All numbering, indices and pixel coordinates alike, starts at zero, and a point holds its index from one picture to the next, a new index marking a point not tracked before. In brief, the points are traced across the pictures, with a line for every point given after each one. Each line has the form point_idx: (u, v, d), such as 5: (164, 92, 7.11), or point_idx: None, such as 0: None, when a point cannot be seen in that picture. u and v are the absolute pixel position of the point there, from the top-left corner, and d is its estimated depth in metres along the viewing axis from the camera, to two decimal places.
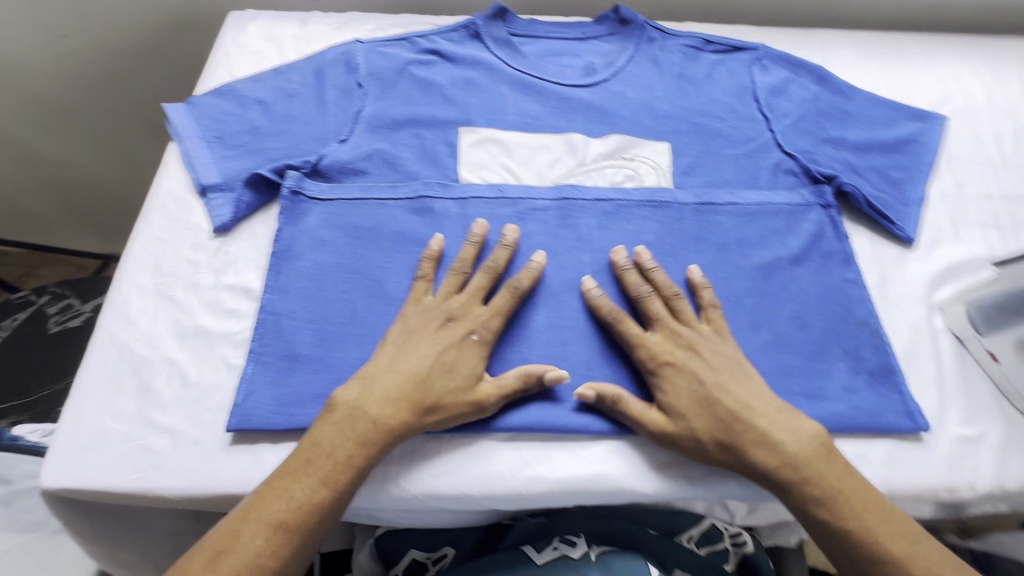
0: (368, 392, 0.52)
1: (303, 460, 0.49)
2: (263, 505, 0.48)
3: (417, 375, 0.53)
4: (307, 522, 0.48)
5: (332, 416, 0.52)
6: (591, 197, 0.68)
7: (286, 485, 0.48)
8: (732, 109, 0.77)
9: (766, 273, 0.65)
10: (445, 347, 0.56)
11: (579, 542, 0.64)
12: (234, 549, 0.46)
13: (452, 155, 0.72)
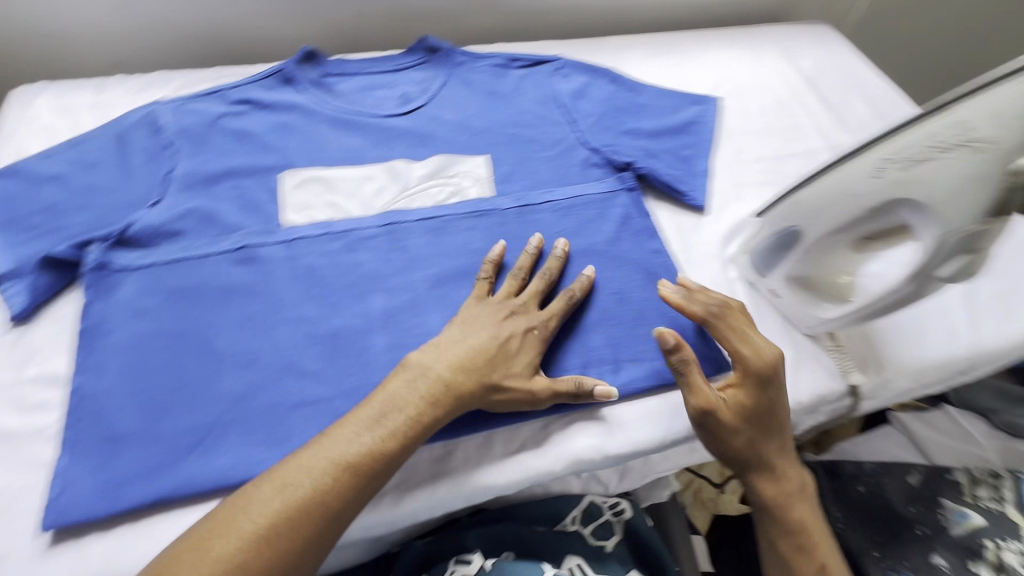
0: (453, 366, 0.57)
1: (377, 411, 0.52)
2: (334, 444, 0.50)
3: (484, 352, 0.58)
4: (371, 470, 0.50)
5: (412, 387, 0.54)
6: (418, 217, 0.72)
7: (360, 431, 0.51)
8: (538, 119, 0.85)
9: (585, 258, 0.72)
10: (507, 331, 0.60)
11: (474, 558, 0.64)
12: (301, 481, 0.48)
13: (276, 201, 0.73)
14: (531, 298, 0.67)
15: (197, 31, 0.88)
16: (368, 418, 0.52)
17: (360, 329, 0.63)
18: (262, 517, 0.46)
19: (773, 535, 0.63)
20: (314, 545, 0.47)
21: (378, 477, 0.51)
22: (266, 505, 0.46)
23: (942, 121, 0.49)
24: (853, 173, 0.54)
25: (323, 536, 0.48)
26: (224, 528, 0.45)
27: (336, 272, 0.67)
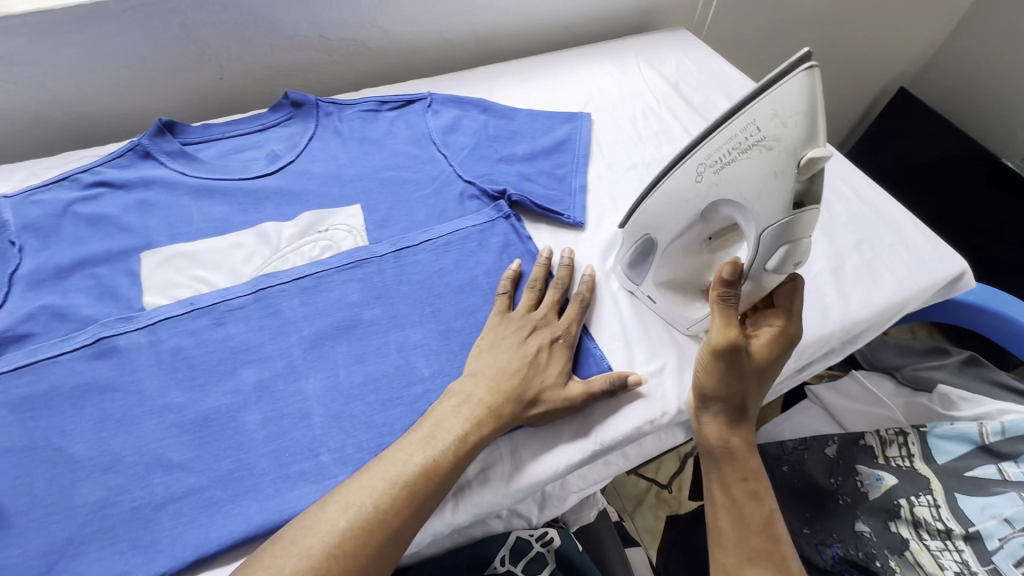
0: (490, 374, 0.60)
1: (427, 433, 0.55)
2: (394, 462, 0.53)
3: (524, 368, 0.61)
4: (425, 488, 0.53)
5: (459, 411, 0.57)
6: (289, 278, 0.69)
7: (415, 451, 0.54)
8: (412, 158, 0.85)
9: (466, 292, 0.71)
10: (523, 348, 0.63)
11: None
12: (359, 499, 0.51)
13: (136, 285, 0.69)
14: (413, 343, 0.66)
15: (42, 117, 0.84)
16: (420, 439, 0.55)
17: (232, 407, 0.60)
18: (337, 536, 0.49)
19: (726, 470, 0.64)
20: (371, 569, 0.49)
21: (418, 508, 0.52)
22: (333, 523, 0.49)
23: (739, 122, 0.53)
24: (679, 181, 0.60)
25: (381, 557, 0.50)
26: (282, 552, 0.48)
27: (204, 351, 0.64)
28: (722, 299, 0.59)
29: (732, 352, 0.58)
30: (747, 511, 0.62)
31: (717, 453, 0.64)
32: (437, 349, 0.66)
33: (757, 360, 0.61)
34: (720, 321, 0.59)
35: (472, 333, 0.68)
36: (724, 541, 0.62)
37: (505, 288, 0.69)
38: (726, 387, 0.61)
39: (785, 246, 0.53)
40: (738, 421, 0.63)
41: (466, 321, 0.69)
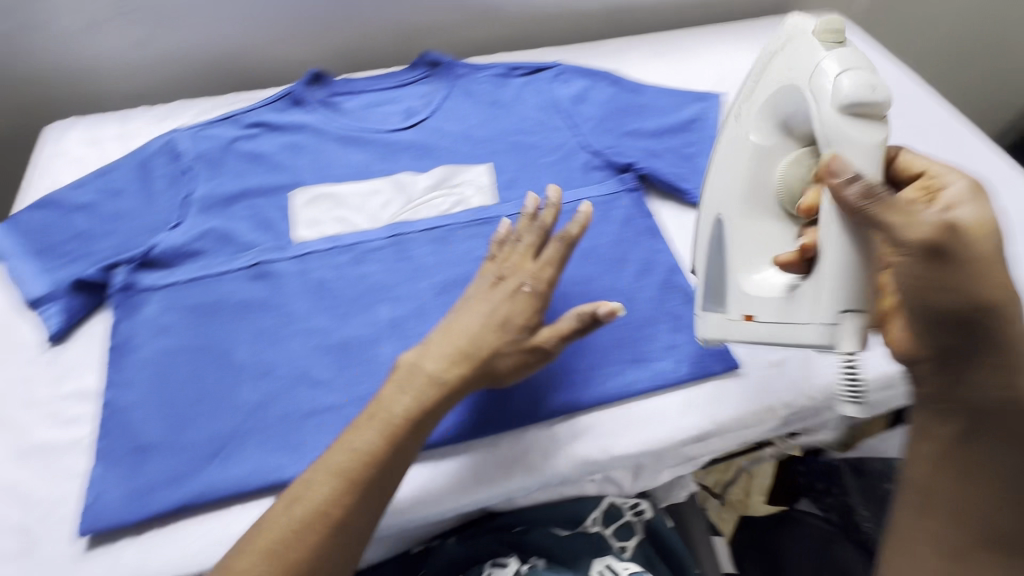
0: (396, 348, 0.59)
1: (412, 388, 0.56)
2: (380, 415, 0.55)
3: (501, 327, 0.60)
4: (404, 435, 0.55)
5: (444, 361, 0.58)
6: (423, 228, 0.74)
7: (394, 402, 0.56)
8: (540, 124, 0.86)
9: (587, 261, 0.73)
10: (495, 301, 0.61)
11: (510, 562, 0.67)
12: (355, 444, 0.53)
13: (288, 218, 0.76)
14: None
15: (212, 58, 0.92)
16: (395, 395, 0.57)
17: (369, 338, 0.65)
18: (299, 519, 0.50)
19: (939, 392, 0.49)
20: (373, 511, 0.52)
21: (421, 426, 0.56)
22: (340, 464, 0.52)
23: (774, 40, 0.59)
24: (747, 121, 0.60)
25: (377, 498, 0.52)
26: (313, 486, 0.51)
27: (345, 284, 0.69)
28: (864, 214, 0.47)
29: (943, 260, 0.46)
30: (978, 439, 0.50)
31: (941, 370, 0.49)
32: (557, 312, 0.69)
33: (981, 251, 0.47)
34: (916, 228, 0.45)
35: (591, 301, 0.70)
36: (971, 479, 0.50)
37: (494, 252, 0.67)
38: (961, 291, 0.46)
39: (840, 116, 0.51)
40: (976, 333, 0.48)
41: (586, 288, 0.71)
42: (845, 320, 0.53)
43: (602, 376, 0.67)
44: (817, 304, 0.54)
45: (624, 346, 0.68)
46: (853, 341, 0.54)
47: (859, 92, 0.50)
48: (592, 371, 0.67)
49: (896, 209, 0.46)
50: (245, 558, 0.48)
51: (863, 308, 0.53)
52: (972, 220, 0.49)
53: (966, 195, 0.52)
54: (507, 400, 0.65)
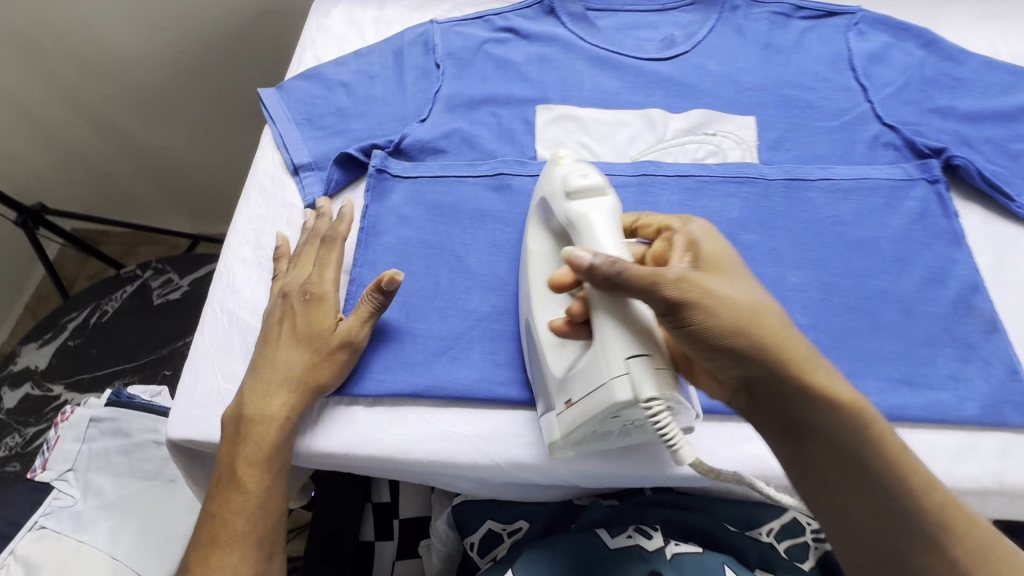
0: (256, 369, 0.55)
1: (237, 427, 0.52)
2: (240, 459, 0.51)
3: (306, 343, 0.55)
4: (270, 464, 0.51)
5: (268, 391, 0.53)
6: (672, 173, 0.67)
7: (234, 447, 0.52)
8: (825, 79, 0.73)
9: (861, 252, 0.62)
10: (290, 321, 0.56)
11: (656, 534, 0.63)
12: (229, 499, 0.51)
13: (529, 133, 0.73)
14: (790, 285, 0.60)
15: None
16: (246, 440, 0.51)
17: None
18: (254, 532, 0.50)
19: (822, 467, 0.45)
20: (277, 546, 0.52)
21: (283, 460, 0.52)
22: (220, 505, 0.51)
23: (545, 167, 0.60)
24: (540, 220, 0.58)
25: (273, 538, 0.52)
26: (212, 519, 0.51)
27: None
28: (612, 283, 0.46)
29: (679, 305, 0.45)
30: (888, 510, 0.44)
31: (788, 431, 0.46)
32: (816, 303, 0.59)
33: (724, 286, 0.46)
34: (636, 279, 0.45)
35: (859, 299, 0.59)
36: (905, 570, 0.44)
37: (279, 269, 0.63)
38: (722, 328, 0.44)
39: (575, 207, 0.53)
40: (759, 380, 0.46)
41: (856, 283, 0.60)
42: (633, 368, 0.45)
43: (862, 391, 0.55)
44: (607, 364, 0.47)
45: (896, 363, 0.56)
46: (660, 387, 0.45)
47: (585, 187, 0.53)
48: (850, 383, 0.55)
49: (602, 271, 0.46)
50: (229, 559, 0.49)
51: (649, 351, 0.46)
52: (706, 255, 0.48)
53: (701, 230, 0.50)
54: None
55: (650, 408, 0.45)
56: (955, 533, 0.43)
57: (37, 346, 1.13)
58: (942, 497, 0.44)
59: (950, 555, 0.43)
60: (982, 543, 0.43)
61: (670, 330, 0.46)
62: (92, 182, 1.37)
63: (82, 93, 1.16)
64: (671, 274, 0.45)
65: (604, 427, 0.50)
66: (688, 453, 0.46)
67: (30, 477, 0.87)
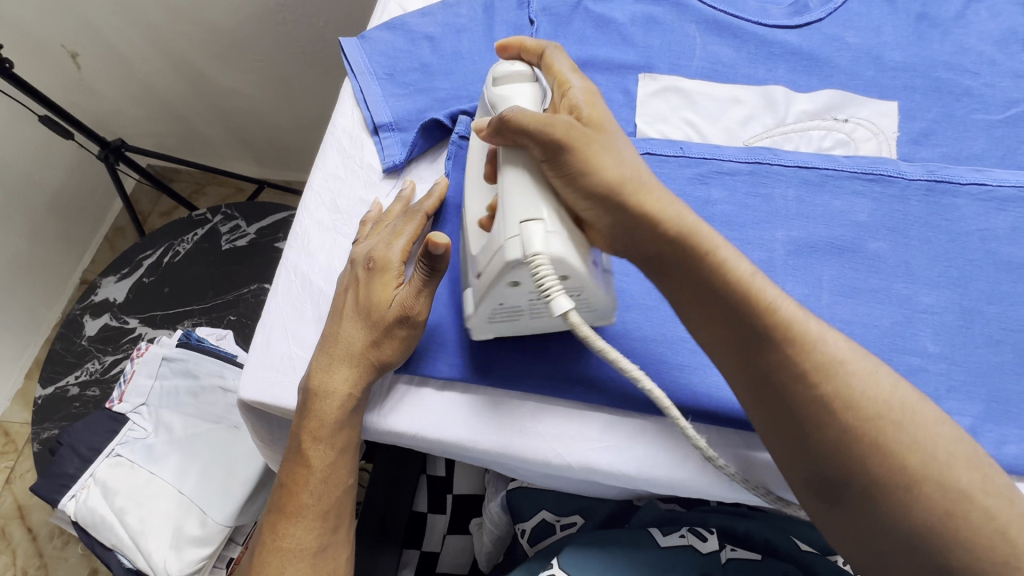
0: (327, 341, 0.52)
1: (306, 403, 0.51)
2: (311, 436, 0.51)
3: (366, 317, 0.51)
4: (336, 440, 0.51)
5: (330, 365, 0.51)
6: (793, 163, 0.58)
7: (303, 422, 0.51)
8: (990, 60, 0.62)
9: (1015, 275, 0.53)
10: (354, 291, 0.53)
11: (710, 536, 0.57)
12: (298, 472, 0.51)
13: (629, 105, 0.65)
14: (923, 306, 0.52)
15: None
16: (317, 419, 0.51)
17: None
18: (318, 506, 0.51)
19: (711, 320, 0.43)
20: (344, 516, 0.53)
21: (348, 438, 0.52)
22: (289, 475, 0.52)
23: None
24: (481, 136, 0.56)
25: (339, 511, 0.53)
26: (285, 491, 0.52)
27: (683, 203, 0.58)
28: (506, 136, 0.46)
29: (559, 154, 0.44)
30: (768, 357, 0.41)
31: (657, 273, 0.46)
32: (952, 329, 0.51)
33: (602, 141, 0.45)
34: (529, 125, 0.44)
35: (1006, 329, 0.51)
36: (808, 425, 0.40)
37: (361, 232, 0.59)
38: (592, 178, 0.43)
39: (498, 93, 0.50)
40: (628, 225, 0.44)
41: (1004, 311, 0.52)
42: (527, 229, 0.43)
43: (999, 437, 0.48)
44: (502, 228, 0.44)
45: None
46: (550, 246, 0.42)
47: (510, 73, 0.50)
48: (984, 427, 0.48)
49: (506, 124, 0.45)
50: (297, 530, 0.51)
51: (544, 213, 0.43)
52: (588, 116, 0.46)
53: (583, 94, 0.48)
54: None
55: (534, 265, 0.42)
56: (840, 372, 0.39)
57: (115, 279, 1.17)
58: (825, 344, 0.40)
59: (846, 397, 0.39)
60: (889, 390, 0.39)
61: (555, 185, 0.45)
62: (168, 121, 1.39)
63: (161, 31, 1.14)
64: (559, 128, 0.44)
65: (511, 298, 0.47)
66: (563, 302, 0.41)
67: (108, 406, 0.91)
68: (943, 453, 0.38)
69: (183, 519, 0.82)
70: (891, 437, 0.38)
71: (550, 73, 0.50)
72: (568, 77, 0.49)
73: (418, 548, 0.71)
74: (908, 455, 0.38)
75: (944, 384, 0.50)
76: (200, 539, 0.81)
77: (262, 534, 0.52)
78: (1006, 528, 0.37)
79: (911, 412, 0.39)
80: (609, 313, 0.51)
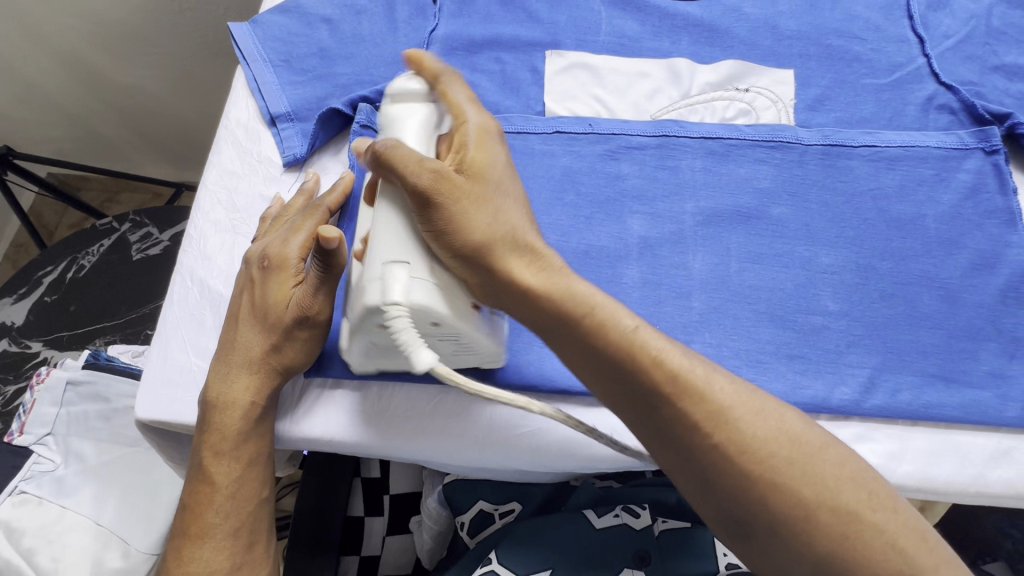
0: (224, 353, 0.49)
1: (208, 416, 0.48)
2: (214, 451, 0.48)
3: (264, 322, 0.49)
4: (242, 454, 0.48)
5: (229, 374, 0.48)
6: (698, 134, 0.59)
7: (205, 439, 0.48)
8: (876, 26, 0.64)
9: (903, 231, 0.55)
10: (249, 292, 0.50)
11: (643, 512, 0.57)
12: (202, 492, 0.48)
13: (537, 84, 0.64)
14: (823, 267, 0.54)
15: None
16: (224, 433, 0.48)
17: (614, 253, 0.55)
18: (227, 525, 0.48)
19: (605, 383, 0.42)
20: (260, 530, 0.50)
21: (257, 452, 0.49)
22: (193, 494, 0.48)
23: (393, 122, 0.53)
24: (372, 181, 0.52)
25: (254, 526, 0.50)
26: (189, 514, 0.48)
27: (593, 180, 0.58)
28: (383, 170, 0.43)
29: (432, 207, 0.41)
30: (662, 411, 0.40)
31: (548, 335, 0.44)
32: (850, 287, 0.53)
33: (474, 195, 0.42)
34: (401, 169, 0.41)
35: (898, 283, 0.54)
36: (706, 468, 0.39)
37: (260, 230, 0.56)
38: (461, 237, 0.41)
39: (393, 112, 0.47)
40: (507, 286, 0.43)
41: (895, 266, 0.54)
42: (388, 273, 0.41)
43: (893, 386, 0.50)
44: (367, 269, 0.42)
45: (933, 356, 0.51)
46: (411, 296, 0.40)
47: (407, 90, 0.46)
48: (880, 378, 0.51)
49: (380, 161, 0.42)
50: (203, 552, 0.47)
51: (412, 257, 0.41)
52: (469, 160, 0.43)
53: (476, 132, 0.45)
54: (766, 376, 0.51)
55: (391, 314, 0.40)
56: (730, 419, 0.39)
57: (12, 301, 1.07)
58: (712, 388, 0.40)
59: (738, 441, 0.39)
60: (776, 425, 0.40)
61: (431, 243, 0.42)
62: (59, 123, 1.26)
63: (36, 20, 1.03)
64: (425, 176, 0.41)
65: (383, 341, 0.45)
66: (426, 356, 0.40)
67: (6, 441, 0.83)
68: (831, 479, 0.38)
69: (102, 552, 0.76)
70: (785, 473, 0.38)
71: (445, 103, 0.46)
72: (464, 108, 0.45)
73: (357, 554, 0.68)
74: (800, 488, 0.38)
75: (844, 340, 0.52)
76: (123, 571, 0.76)
77: (165, 561, 0.48)
78: (894, 541, 0.37)
79: (799, 443, 0.39)
80: (498, 355, 0.49)
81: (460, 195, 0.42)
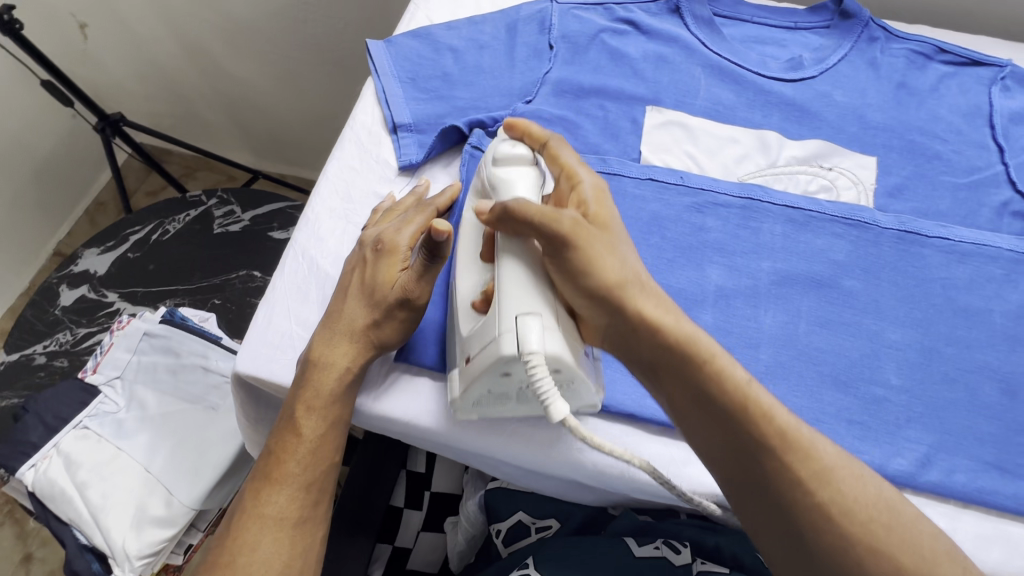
0: (331, 321, 0.54)
1: (307, 372, 0.52)
2: (306, 406, 0.52)
3: (369, 297, 0.54)
4: (330, 414, 0.53)
5: (332, 339, 0.53)
6: (781, 202, 0.63)
7: (301, 395, 0.52)
8: (958, 130, 0.69)
9: (970, 322, 0.58)
10: (360, 271, 0.55)
11: (683, 549, 0.59)
12: (289, 442, 0.52)
13: (635, 134, 0.70)
14: (889, 342, 0.57)
15: None
16: (320, 392, 0.52)
17: (692, 296, 0.59)
18: (303, 476, 0.52)
19: (705, 429, 0.46)
20: (327, 489, 0.54)
21: (341, 416, 0.53)
22: (281, 442, 0.53)
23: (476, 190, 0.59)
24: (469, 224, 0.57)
25: (324, 485, 0.53)
26: (272, 463, 0.52)
27: (679, 227, 0.63)
28: (516, 224, 0.48)
29: (564, 251, 0.46)
30: (766, 461, 0.44)
31: (659, 380, 0.48)
32: (913, 365, 0.56)
33: (604, 241, 0.48)
34: (536, 219, 0.46)
35: (961, 369, 0.56)
36: (806, 526, 0.42)
37: (372, 220, 0.62)
38: (595, 279, 0.46)
39: (501, 174, 0.53)
40: (630, 330, 0.47)
41: (959, 353, 0.57)
42: (522, 324, 0.45)
43: (949, 467, 0.52)
44: (497, 322, 0.47)
45: (991, 446, 0.53)
46: (545, 344, 0.45)
47: (513, 155, 0.53)
48: (937, 456, 0.53)
49: (510, 214, 0.47)
50: (279, 497, 0.51)
51: (542, 308, 0.46)
52: (594, 213, 0.49)
53: (592, 190, 0.50)
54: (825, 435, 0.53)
55: (530, 364, 0.44)
56: (834, 480, 0.43)
57: (98, 251, 1.15)
58: (817, 450, 0.44)
59: (840, 502, 0.42)
60: (874, 491, 0.43)
61: (562, 286, 0.47)
62: (170, 100, 1.38)
63: (177, 10, 1.15)
64: (564, 222, 0.46)
65: (500, 387, 0.49)
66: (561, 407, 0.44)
67: (79, 377, 0.88)
68: (929, 550, 0.41)
69: (147, 498, 0.80)
70: (884, 538, 0.41)
71: (554, 164, 0.53)
72: (578, 170, 0.52)
73: (391, 543, 0.71)
74: (900, 556, 0.41)
75: (904, 415, 0.54)
76: (163, 520, 0.79)
77: (242, 498, 0.52)
78: None
79: (896, 511, 0.43)
80: (596, 399, 0.53)
81: (590, 237, 0.47)
